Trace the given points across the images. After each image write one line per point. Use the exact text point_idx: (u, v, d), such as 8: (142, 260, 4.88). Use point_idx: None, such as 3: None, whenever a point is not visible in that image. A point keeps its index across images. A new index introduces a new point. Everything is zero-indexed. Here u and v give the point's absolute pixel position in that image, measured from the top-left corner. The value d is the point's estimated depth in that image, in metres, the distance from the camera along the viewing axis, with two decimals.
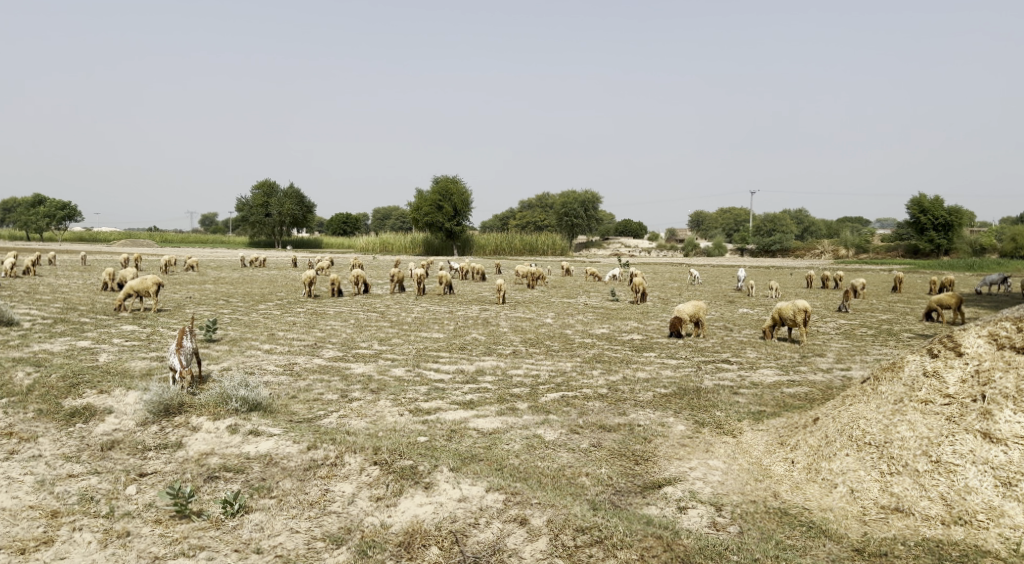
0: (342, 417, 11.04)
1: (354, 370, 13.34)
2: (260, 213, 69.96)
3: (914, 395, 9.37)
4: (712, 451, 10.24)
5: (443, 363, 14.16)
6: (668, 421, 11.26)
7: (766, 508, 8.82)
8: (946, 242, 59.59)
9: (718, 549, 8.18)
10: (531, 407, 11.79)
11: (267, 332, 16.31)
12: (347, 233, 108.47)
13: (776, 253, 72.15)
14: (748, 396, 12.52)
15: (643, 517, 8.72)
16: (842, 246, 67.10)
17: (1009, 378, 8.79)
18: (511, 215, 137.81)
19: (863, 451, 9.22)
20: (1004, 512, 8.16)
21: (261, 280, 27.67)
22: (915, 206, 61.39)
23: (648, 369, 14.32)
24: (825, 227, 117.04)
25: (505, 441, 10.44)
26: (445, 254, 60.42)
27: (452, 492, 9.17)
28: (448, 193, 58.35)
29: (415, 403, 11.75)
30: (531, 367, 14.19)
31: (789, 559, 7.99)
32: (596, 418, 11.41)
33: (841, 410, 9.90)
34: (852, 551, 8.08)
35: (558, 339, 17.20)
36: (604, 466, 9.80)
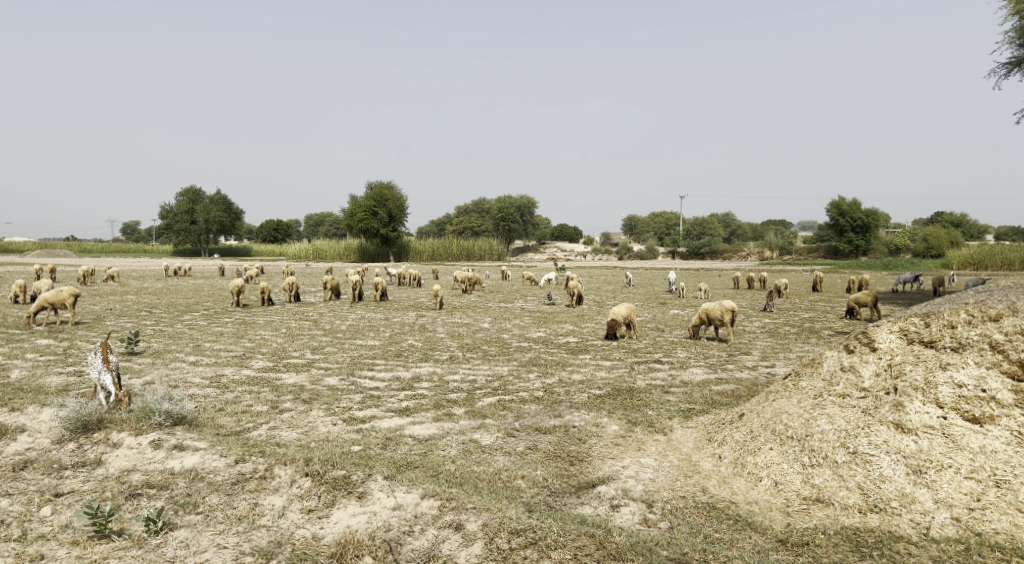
0: (273, 429, 10.84)
1: (285, 381, 13.09)
2: (185, 220, 67.92)
3: (833, 390, 9.84)
4: (645, 449, 10.43)
5: (377, 371, 14.02)
6: (602, 421, 11.43)
7: (696, 503, 9.04)
8: (865, 244, 62.07)
9: (649, 545, 8.34)
10: (467, 412, 11.79)
11: (193, 343, 15.87)
12: (277, 241, 106.36)
13: (705, 255, 73.87)
14: (678, 395, 12.81)
15: (576, 517, 8.83)
16: (767, 247, 69.09)
17: (918, 371, 9.26)
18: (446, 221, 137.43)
19: (786, 445, 9.56)
20: (915, 499, 8.51)
21: (187, 289, 26.85)
22: (835, 209, 63.61)
23: (582, 371, 14.49)
24: (751, 229, 120.39)
25: (441, 447, 10.42)
26: (380, 260, 59.81)
27: (385, 501, 9.11)
28: (382, 197, 57.80)
29: (349, 412, 11.62)
30: (467, 373, 14.19)
31: (717, 552, 8.19)
32: (531, 420, 11.49)
33: (764, 406, 10.29)
34: (776, 542, 8.32)
35: (494, 344, 17.23)
36: (540, 468, 9.88)
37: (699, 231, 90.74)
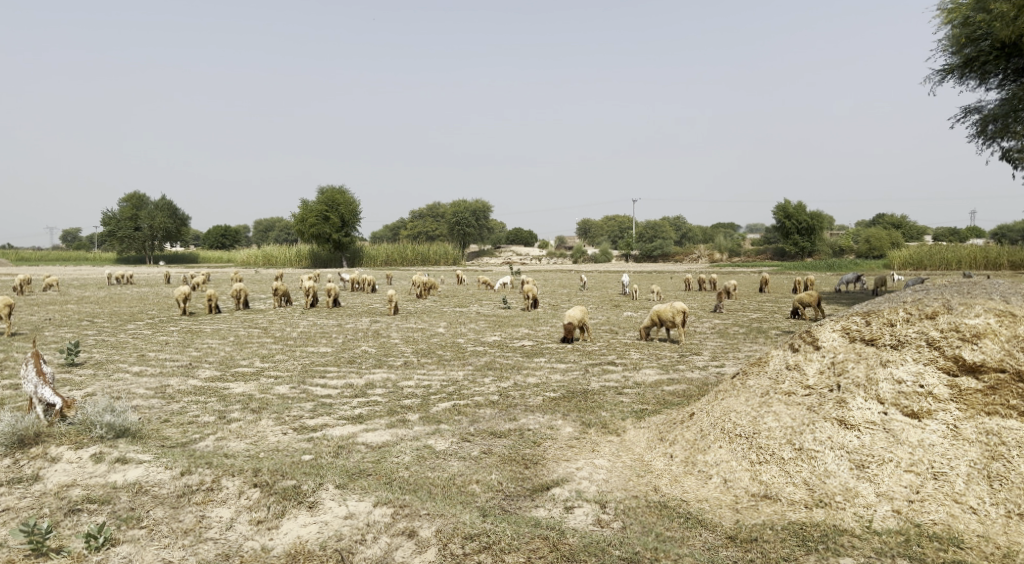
0: (220, 440, 10.64)
1: (234, 390, 12.85)
2: (128, 227, 66.15)
3: (779, 388, 10.08)
4: (598, 450, 10.49)
5: (329, 379, 13.84)
6: (556, 424, 11.48)
7: (648, 502, 9.13)
8: (810, 245, 63.58)
9: (602, 545, 8.39)
10: (421, 418, 11.73)
11: (137, 353, 15.48)
12: (225, 247, 104.30)
13: (658, 258, 74.72)
14: (631, 396, 12.94)
15: (530, 519, 8.84)
16: (716, 249, 70.26)
17: (860, 368, 9.54)
18: (399, 226, 136.59)
19: (735, 442, 9.73)
20: (858, 493, 8.72)
21: (130, 298, 26.16)
22: (781, 211, 64.80)
23: (537, 374, 14.53)
24: (702, 232, 122.19)
25: (395, 454, 10.34)
26: (332, 266, 59.14)
27: (337, 510, 9.00)
28: (335, 202, 57.20)
29: (300, 421, 11.46)
30: (421, 378, 14.10)
31: (667, 551, 8.28)
32: (486, 424, 11.48)
33: (714, 405, 10.49)
34: (725, 538, 8.44)
35: (449, 348, 17.17)
36: (495, 472, 9.87)
37: (651, 234, 91.86)
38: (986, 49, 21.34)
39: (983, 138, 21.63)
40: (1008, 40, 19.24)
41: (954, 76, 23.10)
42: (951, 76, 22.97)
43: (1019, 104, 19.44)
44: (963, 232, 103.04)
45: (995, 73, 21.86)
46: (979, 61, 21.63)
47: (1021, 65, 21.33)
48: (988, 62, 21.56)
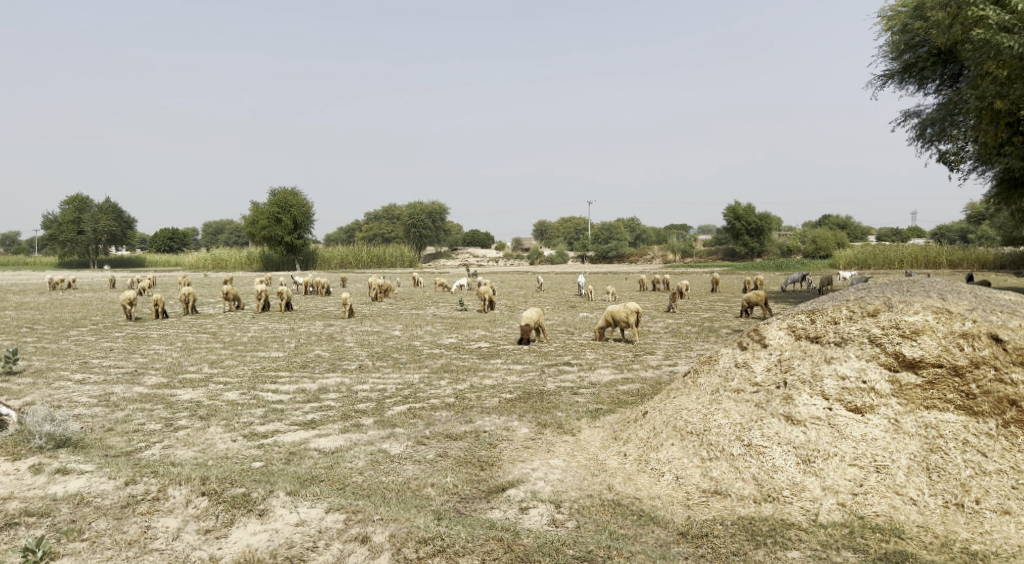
0: (167, 448, 10.40)
1: (181, 397, 12.57)
2: (71, 230, 64.26)
3: (728, 385, 10.26)
4: (553, 450, 10.53)
5: (281, 384, 13.62)
6: (512, 425, 11.49)
7: (602, 501, 9.19)
8: (759, 246, 64.86)
9: (556, 545, 8.42)
10: (376, 422, 11.64)
11: (80, 360, 15.05)
12: (172, 250, 102.06)
13: (613, 259, 75.35)
14: (586, 396, 13.01)
15: (485, 522, 8.83)
16: (670, 250, 71.08)
17: (805, 365, 9.81)
18: (354, 228, 135.44)
19: (686, 440, 9.87)
20: (805, 487, 8.89)
21: (73, 304, 25.41)
22: (730, 213, 65.84)
23: (494, 376, 14.51)
24: (655, 233, 123.52)
25: (348, 459, 10.23)
26: (284, 269, 58.28)
27: (288, 517, 8.87)
28: (287, 204, 56.39)
29: (250, 427, 11.27)
30: (376, 382, 13.98)
31: (620, 548, 8.34)
32: (442, 427, 11.44)
33: (666, 403, 10.64)
34: (677, 535, 8.53)
35: (404, 351, 17.06)
36: (450, 475, 9.84)
37: (606, 235, 92.62)
38: (924, 55, 22.06)
39: (922, 142, 22.34)
40: (945, 47, 19.91)
41: (894, 82, 23.83)
42: (891, 81, 23.68)
43: (955, 109, 20.14)
44: (905, 233, 106.23)
45: (932, 79, 22.60)
46: (917, 67, 22.35)
47: (956, 71, 22.09)
48: (926, 68, 22.29)
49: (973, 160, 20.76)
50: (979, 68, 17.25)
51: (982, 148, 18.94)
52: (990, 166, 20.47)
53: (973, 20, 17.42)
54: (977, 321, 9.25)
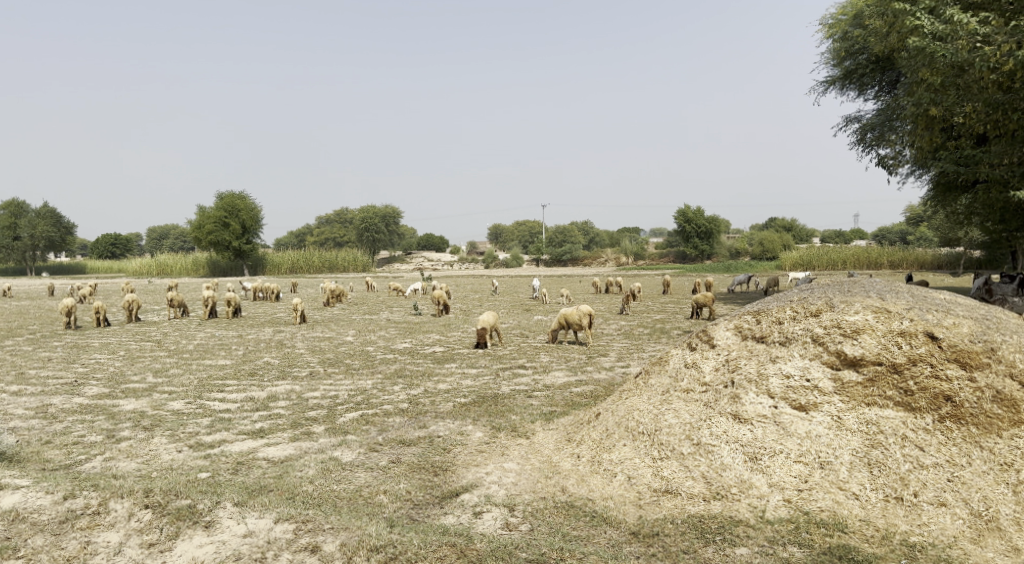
0: (109, 460, 10.12)
1: (123, 407, 12.23)
2: (6, 237, 62.20)
3: (678, 386, 10.42)
4: (508, 454, 10.53)
5: (229, 393, 13.34)
6: (466, 429, 11.45)
7: (555, 503, 9.22)
8: (709, 248, 65.92)
9: (509, 548, 8.42)
10: (327, 429, 11.49)
11: (16, 371, 14.55)
12: (114, 256, 99.56)
13: (567, 262, 75.71)
14: (540, 398, 13.04)
15: (438, 527, 8.78)
16: (622, 253, 71.81)
17: (752, 364, 10.03)
18: (305, 233, 133.84)
19: (638, 440, 9.97)
20: (752, 484, 9.04)
21: (10, 312, 24.56)
22: (680, 216, 66.74)
23: (448, 381, 14.44)
24: (608, 236, 124.62)
25: (298, 468, 10.07)
26: (232, 275, 57.28)
27: (235, 528, 8.72)
28: (234, 208, 55.34)
29: (196, 437, 11.02)
30: (328, 389, 13.79)
31: (573, 550, 8.37)
32: (395, 433, 11.35)
33: (618, 404, 10.74)
34: (629, 534, 8.60)
35: (357, 357, 16.88)
36: (403, 481, 9.76)
37: (560, 239, 93.11)
38: (864, 62, 22.69)
39: (863, 146, 22.96)
40: (882, 54, 20.49)
41: (836, 88, 24.48)
42: (833, 87, 24.31)
43: (894, 114, 20.74)
44: (848, 234, 109.20)
45: (872, 85, 23.25)
46: (857, 73, 22.97)
47: (895, 78, 22.76)
48: (866, 74, 22.92)
49: (910, 164, 21.40)
50: (915, 75, 17.79)
51: (918, 152, 19.53)
52: (927, 170, 21.12)
53: (908, 29, 17.95)
54: (914, 319, 9.56)
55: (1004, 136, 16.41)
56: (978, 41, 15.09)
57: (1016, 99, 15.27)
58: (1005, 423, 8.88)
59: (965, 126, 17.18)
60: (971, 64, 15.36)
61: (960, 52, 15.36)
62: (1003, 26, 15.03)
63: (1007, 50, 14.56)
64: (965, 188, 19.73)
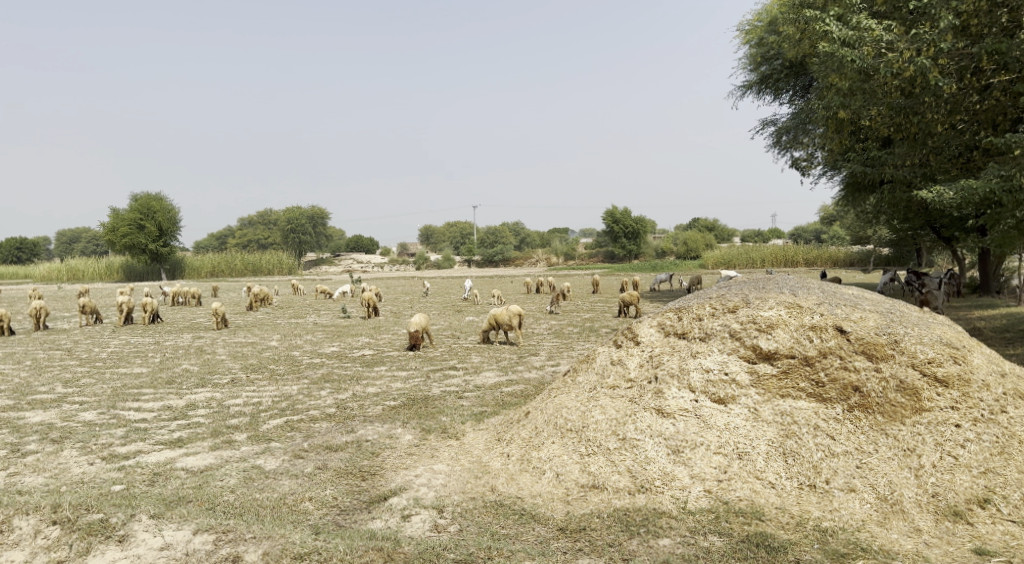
0: (14, 475, 9.67)
1: (31, 419, 11.69)
2: None
3: (604, 382, 10.63)
4: (437, 455, 10.49)
5: (144, 402, 12.87)
6: (395, 433, 11.35)
7: (484, 503, 9.22)
8: (636, 247, 67.17)
9: (436, 550, 8.38)
10: (250, 437, 11.21)
11: None
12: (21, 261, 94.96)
13: (498, 263, 75.83)
14: (471, 399, 13.03)
15: (365, 532, 8.68)
16: (553, 253, 72.44)
17: (674, 360, 10.33)
18: (228, 235, 130.34)
19: (566, 437, 10.09)
20: (675, 476, 9.24)
21: None
22: (608, 217, 67.80)
23: (378, 384, 14.29)
24: (538, 236, 125.31)
25: (219, 477, 9.80)
26: (149, 278, 55.38)
27: (151, 541, 8.45)
28: (150, 209, 53.45)
29: (109, 449, 10.61)
30: (250, 395, 13.44)
31: (501, 548, 8.39)
32: (322, 439, 11.16)
33: (547, 403, 10.86)
34: (556, 530, 8.66)
35: (282, 362, 16.53)
36: (329, 487, 9.61)
37: (492, 239, 93.26)
38: (778, 67, 23.50)
39: (778, 149, 23.75)
40: (796, 58, 21.24)
41: (753, 92, 25.28)
42: (750, 91, 25.10)
43: (806, 118, 21.53)
44: (768, 234, 112.94)
45: (787, 90, 24.09)
46: (773, 78, 23.78)
47: (807, 83, 23.65)
48: (780, 79, 23.76)
49: (822, 166, 22.27)
50: (825, 80, 18.54)
51: (830, 154, 20.33)
52: (838, 171, 22.01)
53: (818, 36, 18.67)
54: (824, 314, 10.07)
55: (907, 138, 17.22)
56: (882, 47, 15.74)
57: (916, 104, 16.04)
58: (908, 411, 9.29)
59: (871, 129, 18.00)
60: (876, 69, 16.05)
61: (866, 58, 15.97)
62: (904, 34, 15.73)
63: (909, 56, 15.22)
64: (872, 188, 20.63)
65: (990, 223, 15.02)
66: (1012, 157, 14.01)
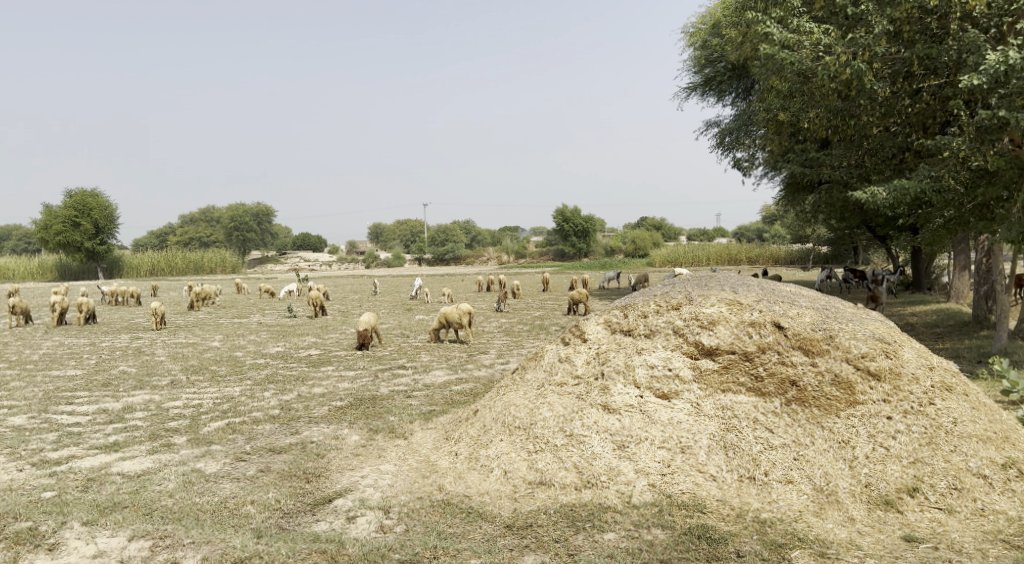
0: None
1: None
2: None
3: (552, 379, 10.69)
4: (384, 455, 10.39)
5: (78, 405, 12.46)
6: (341, 433, 11.20)
7: (432, 502, 9.17)
8: (585, 246, 67.71)
9: (381, 551, 8.31)
10: (190, 440, 10.95)
11: None
12: None
13: (449, 261, 75.59)
14: (420, 398, 12.95)
15: (309, 534, 8.55)
16: (503, 252, 72.54)
17: (620, 356, 10.44)
18: (169, 233, 127.19)
19: (514, 435, 10.10)
20: (620, 471, 9.33)
21: None
22: (559, 215, 68.16)
23: (324, 384, 14.09)
24: (490, 235, 124.98)
25: (157, 482, 9.54)
26: (84, 278, 53.76)
27: (83, 549, 8.20)
28: (85, 206, 51.76)
29: (40, 454, 10.25)
30: (190, 397, 13.11)
31: (447, 547, 8.35)
32: (265, 441, 10.95)
33: (496, 400, 10.87)
34: (503, 528, 8.67)
35: (225, 362, 16.18)
36: (272, 490, 9.43)
37: (442, 238, 92.91)
38: (721, 70, 23.92)
39: (721, 149, 24.17)
40: (738, 61, 21.61)
41: (697, 93, 25.68)
42: (695, 92, 25.49)
43: (749, 120, 21.96)
44: (714, 233, 115.04)
45: (729, 92, 24.54)
46: (716, 80, 24.19)
47: (749, 85, 24.11)
48: (723, 81, 24.18)
49: (763, 166, 22.74)
50: (766, 82, 18.93)
51: (771, 155, 20.81)
52: (778, 172, 22.50)
53: (759, 39, 19.04)
54: (763, 310, 10.28)
55: (844, 139, 17.69)
56: (821, 50, 16.05)
57: (852, 106, 16.47)
58: (843, 404, 9.55)
59: (810, 131, 18.45)
60: (815, 72, 16.41)
61: (805, 60, 16.16)
62: (841, 38, 16.07)
63: (846, 60, 15.48)
64: (811, 189, 21.19)
65: (920, 222, 15.60)
66: (942, 158, 14.52)
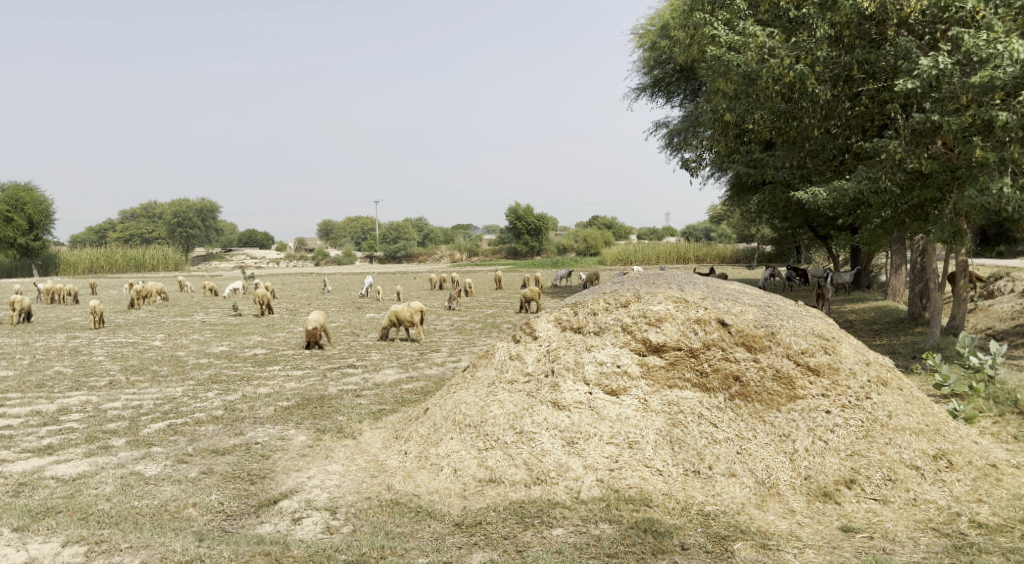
0: None
1: None
2: None
3: (503, 377, 10.71)
4: (332, 456, 10.26)
5: (10, 408, 12.01)
6: (288, 434, 11.02)
7: (380, 502, 9.09)
8: (537, 245, 67.99)
9: (327, 552, 8.20)
10: (129, 442, 10.65)
11: None
12: None
13: (400, 258, 75.09)
14: (369, 397, 12.82)
15: (252, 537, 8.39)
16: (455, 250, 72.37)
17: (570, 353, 10.52)
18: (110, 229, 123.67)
19: (464, 433, 10.09)
20: (569, 467, 9.38)
21: None
22: (510, 214, 68.35)
23: (271, 384, 13.85)
24: (443, 232, 124.21)
25: (93, 485, 9.26)
26: (18, 275, 52.01)
27: (13, 556, 7.93)
28: (18, 200, 49.89)
29: None
30: (130, 398, 12.75)
31: (394, 547, 8.27)
32: (208, 442, 10.71)
33: (446, 399, 10.84)
34: (452, 526, 8.63)
35: (167, 362, 15.79)
36: (215, 493, 9.23)
37: (394, 235, 92.05)
38: (670, 71, 24.27)
39: (670, 149, 24.51)
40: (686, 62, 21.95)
41: (647, 94, 26.01)
42: (644, 93, 25.83)
43: (696, 121, 22.32)
44: (664, 231, 116.62)
45: (678, 93, 24.94)
46: (665, 82, 24.55)
47: (696, 88, 24.53)
48: (672, 83, 24.54)
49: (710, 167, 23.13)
50: (712, 84, 19.24)
51: (717, 156, 21.17)
52: (725, 172, 22.91)
53: (707, 41, 19.33)
54: (708, 308, 10.47)
55: (786, 141, 18.08)
56: (765, 53, 16.41)
57: (795, 108, 16.85)
58: (784, 398, 9.77)
59: (755, 132, 18.85)
60: (759, 75, 16.76)
61: (750, 63, 16.54)
62: (784, 41, 16.44)
63: (788, 63, 15.89)
64: (755, 189, 21.64)
65: (860, 222, 16.04)
66: (879, 160, 14.87)
